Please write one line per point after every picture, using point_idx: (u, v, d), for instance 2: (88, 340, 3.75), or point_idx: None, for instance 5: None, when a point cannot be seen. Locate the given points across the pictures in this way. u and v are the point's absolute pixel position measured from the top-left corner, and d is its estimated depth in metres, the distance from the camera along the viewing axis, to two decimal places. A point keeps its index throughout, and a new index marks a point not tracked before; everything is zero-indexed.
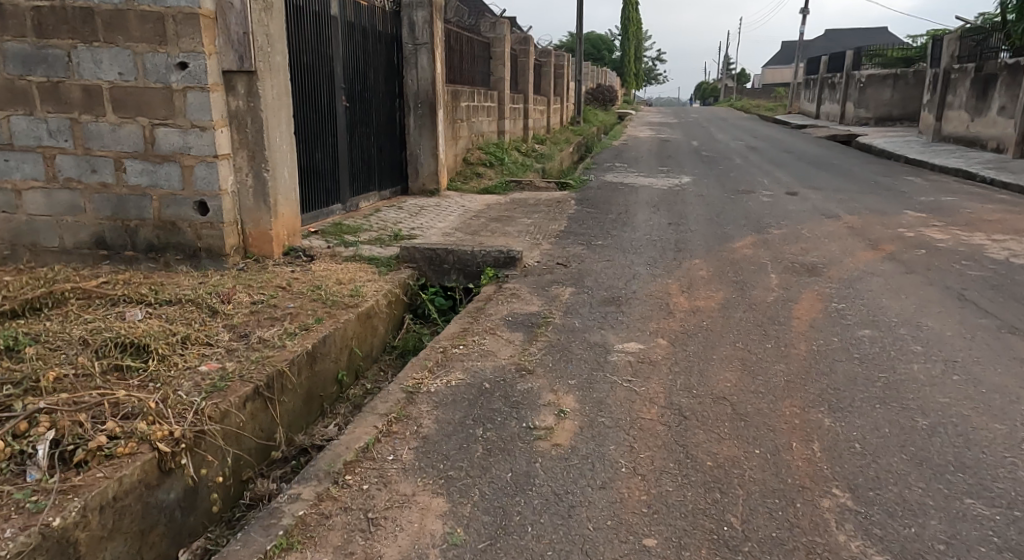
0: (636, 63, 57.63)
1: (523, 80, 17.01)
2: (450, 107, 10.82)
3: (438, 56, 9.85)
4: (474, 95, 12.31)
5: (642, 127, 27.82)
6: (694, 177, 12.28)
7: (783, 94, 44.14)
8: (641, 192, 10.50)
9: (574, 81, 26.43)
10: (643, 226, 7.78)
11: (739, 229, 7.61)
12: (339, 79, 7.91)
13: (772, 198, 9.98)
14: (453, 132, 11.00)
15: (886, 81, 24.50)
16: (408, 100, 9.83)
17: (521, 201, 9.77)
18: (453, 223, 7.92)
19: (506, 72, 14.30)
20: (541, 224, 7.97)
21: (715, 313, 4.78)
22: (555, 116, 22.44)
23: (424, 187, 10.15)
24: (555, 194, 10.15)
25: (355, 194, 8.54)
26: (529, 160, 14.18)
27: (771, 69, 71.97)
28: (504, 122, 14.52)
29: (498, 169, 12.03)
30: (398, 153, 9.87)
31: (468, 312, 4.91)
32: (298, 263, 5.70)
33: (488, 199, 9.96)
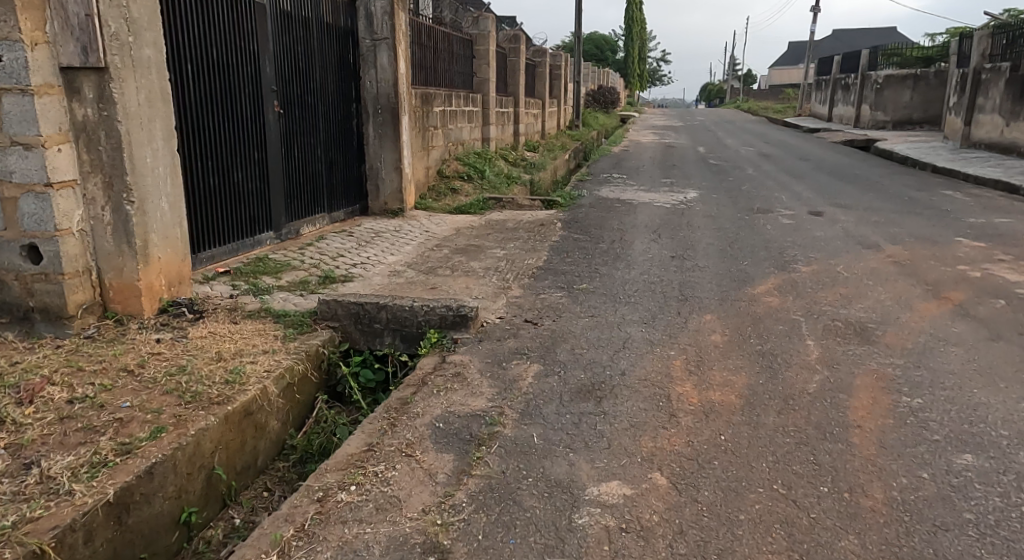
0: (640, 63, 56.14)
1: (513, 82, 15.61)
2: (419, 114, 9.42)
3: (402, 53, 8.46)
4: (451, 99, 10.91)
5: (644, 131, 26.41)
6: (700, 192, 10.85)
7: (792, 95, 42.63)
8: (640, 212, 9.05)
9: (573, 82, 24.99)
10: (640, 261, 6.36)
11: (758, 266, 6.18)
12: (269, 81, 6.52)
13: (793, 219, 8.55)
14: (423, 142, 9.60)
15: (905, 82, 23.02)
16: (366, 105, 8.45)
17: (499, 224, 8.34)
18: (406, 257, 6.49)
19: (491, 73, 12.90)
20: (516, 258, 6.55)
21: (736, 416, 3.36)
22: (552, 120, 21.01)
23: (386, 207, 8.76)
24: (539, 216, 8.72)
25: (294, 219, 7.16)
26: (516, 171, 12.76)
27: (778, 69, 70.40)
28: (489, 129, 13.12)
29: (478, 183, 10.61)
30: (354, 167, 8.47)
31: (384, 411, 3.46)
32: (175, 325, 4.24)
33: (461, 221, 8.53)
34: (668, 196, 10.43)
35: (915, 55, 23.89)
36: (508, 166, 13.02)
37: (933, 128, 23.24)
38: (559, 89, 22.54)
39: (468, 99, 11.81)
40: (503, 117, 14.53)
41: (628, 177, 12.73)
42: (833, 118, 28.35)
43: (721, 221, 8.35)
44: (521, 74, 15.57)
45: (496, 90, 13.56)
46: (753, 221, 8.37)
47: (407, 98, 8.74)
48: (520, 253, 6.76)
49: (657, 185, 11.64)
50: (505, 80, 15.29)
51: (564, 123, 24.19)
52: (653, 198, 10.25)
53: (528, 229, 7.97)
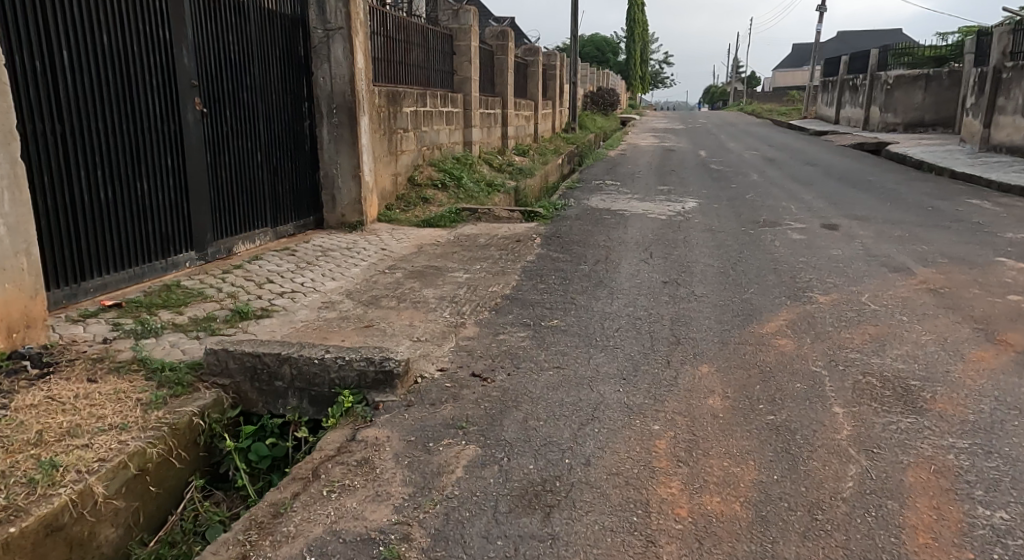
0: (642, 65, 55.13)
1: (500, 82, 14.66)
2: (383, 117, 8.46)
3: (361, 47, 7.51)
4: (425, 99, 9.94)
5: (645, 134, 25.45)
6: (699, 201, 9.85)
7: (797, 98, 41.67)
8: (631, 225, 8.04)
9: (569, 83, 24.04)
10: (625, 290, 5.36)
11: (765, 297, 5.18)
12: (189, 74, 5.57)
13: (805, 234, 7.55)
14: (388, 146, 8.63)
15: (917, 82, 22.00)
16: (319, 104, 7.49)
17: (469, 238, 7.33)
18: (348, 283, 5.48)
19: (474, 71, 11.96)
20: (480, 284, 5.54)
21: (742, 544, 2.36)
22: (546, 122, 20.05)
23: (344, 219, 7.77)
24: (517, 230, 7.71)
25: (226, 235, 6.19)
26: (500, 178, 11.77)
27: (782, 72, 69.37)
28: (471, 132, 12.15)
29: (453, 192, 9.60)
30: (306, 175, 7.50)
31: (241, 530, 2.46)
32: (6, 388, 3.24)
33: (428, 235, 7.53)
34: (663, 206, 9.41)
35: (927, 54, 22.86)
36: (492, 172, 12.02)
37: (946, 130, 22.19)
38: (554, 90, 21.59)
39: (444, 99, 10.82)
40: (489, 119, 13.56)
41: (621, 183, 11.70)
42: (841, 121, 27.33)
43: (723, 236, 7.35)
44: (510, 72, 14.63)
45: (479, 89, 12.60)
46: (759, 238, 7.37)
47: (368, 96, 7.78)
48: (486, 278, 5.76)
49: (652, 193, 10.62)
50: (491, 79, 14.33)
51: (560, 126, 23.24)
52: (647, 208, 9.23)
53: (500, 246, 6.98)
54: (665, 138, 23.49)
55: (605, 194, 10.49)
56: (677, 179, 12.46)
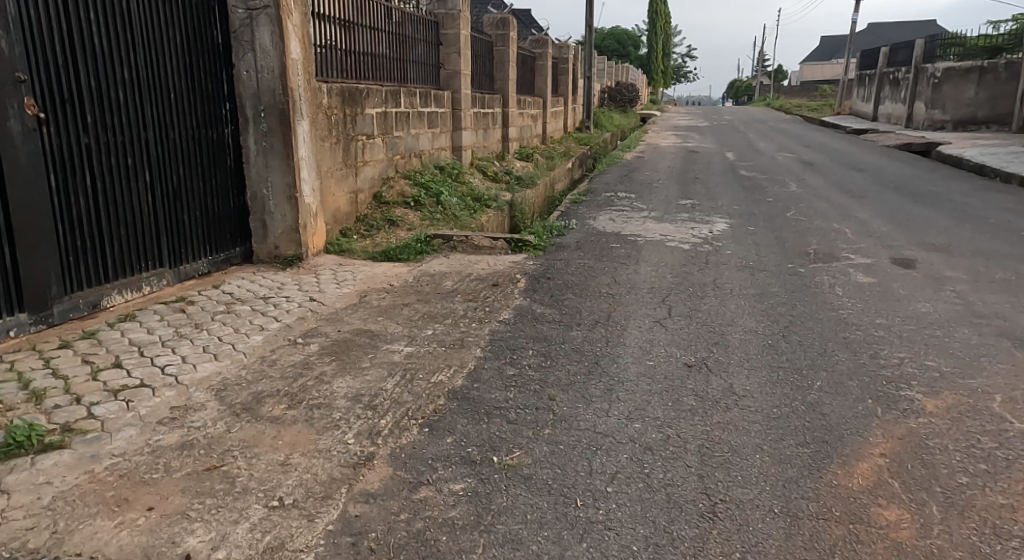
0: (665, 59, 53.09)
1: (500, 77, 12.97)
2: (334, 121, 6.81)
3: (296, 32, 5.88)
4: (396, 98, 8.29)
5: (666, 133, 23.68)
6: (729, 222, 8.12)
7: (827, 94, 39.54)
8: (644, 260, 6.35)
9: (583, 77, 22.26)
10: (628, 383, 3.69)
11: (838, 401, 3.48)
12: (10, 65, 3.97)
13: (872, 275, 5.81)
14: (341, 158, 6.99)
15: (968, 76, 19.95)
16: (243, 106, 5.85)
17: (432, 282, 5.69)
18: (235, 363, 3.86)
19: (464, 64, 10.31)
20: (426, 369, 3.90)
21: None
22: (557, 122, 18.35)
23: (277, 252, 6.12)
24: (496, 270, 6.06)
25: (88, 285, 4.55)
26: (493, 191, 10.12)
27: (810, 66, 66.85)
28: (461, 136, 10.50)
29: (430, 211, 7.96)
30: (223, 197, 5.86)
31: None
32: None
33: (381, 275, 5.90)
34: (683, 230, 7.70)
35: (981, 44, 20.70)
36: (484, 183, 10.36)
37: (1001, 128, 20.11)
38: (566, 86, 19.90)
39: (424, 97, 9.17)
40: (484, 120, 11.90)
41: (634, 196, 9.97)
42: (879, 118, 25.30)
43: (763, 281, 5.64)
44: (511, 66, 12.96)
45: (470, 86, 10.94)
46: (810, 282, 5.64)
47: (308, 95, 6.13)
48: (434, 355, 4.11)
49: (671, 210, 8.90)
50: (490, 74, 12.67)
51: (573, 124, 21.54)
52: (663, 233, 7.55)
53: (469, 295, 5.33)
54: (688, 138, 21.67)
55: (614, 212, 8.79)
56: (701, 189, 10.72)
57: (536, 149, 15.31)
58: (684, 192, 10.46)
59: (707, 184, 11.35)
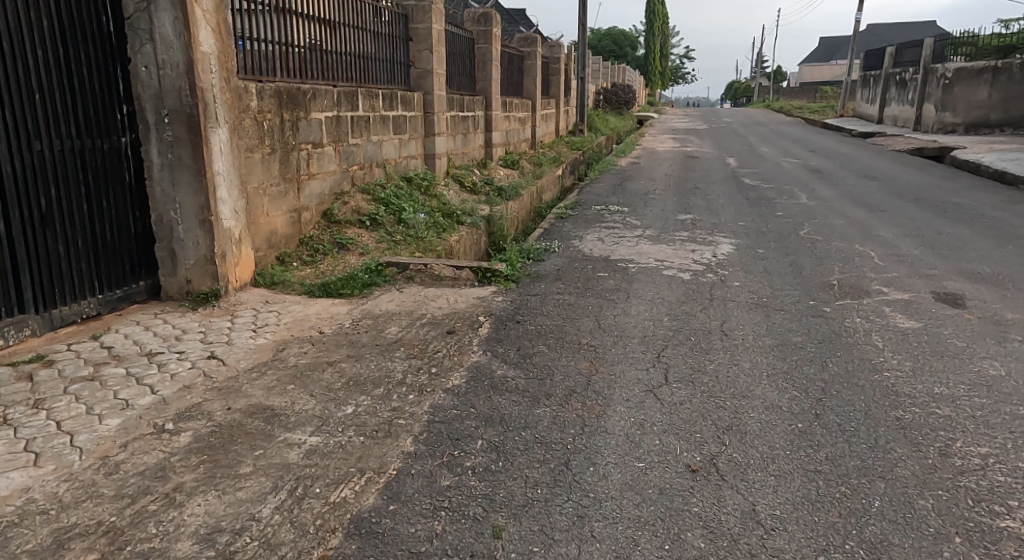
0: (663, 60, 52.05)
1: (482, 77, 11.92)
2: (267, 127, 5.75)
3: (208, 19, 4.81)
4: (351, 100, 7.23)
5: (663, 137, 22.71)
6: (733, 243, 7.10)
7: (829, 95, 38.54)
8: (636, 296, 5.28)
9: (577, 77, 21.21)
10: (609, 505, 2.63)
11: (904, 545, 2.41)
12: None
13: (914, 318, 4.75)
14: (276, 171, 5.92)
15: (981, 77, 18.92)
16: (142, 110, 4.77)
17: (372, 329, 4.61)
18: (58, 471, 2.77)
19: (437, 62, 9.25)
20: (335, 473, 2.84)
21: None
22: (547, 125, 17.34)
23: (189, 287, 5.04)
24: (454, 312, 4.99)
25: None
26: (469, 204, 9.07)
27: (809, 68, 65.86)
28: (434, 143, 9.44)
29: (389, 231, 6.90)
30: (118, 221, 4.80)
31: None
32: None
33: (313, 318, 4.82)
34: (681, 255, 6.63)
35: (992, 44, 19.87)
36: (460, 196, 9.29)
37: (1016, 132, 19.06)
38: (557, 88, 18.84)
39: (388, 99, 8.10)
40: (463, 125, 10.84)
41: (627, 210, 8.92)
42: (884, 120, 24.27)
43: (780, 328, 4.57)
44: (494, 65, 11.90)
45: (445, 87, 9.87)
46: (838, 328, 4.58)
47: (228, 96, 5.07)
48: (347, 450, 3.03)
49: (669, 228, 7.84)
50: (471, 74, 11.61)
51: (566, 128, 20.49)
52: (659, 259, 6.48)
53: (415, 348, 4.26)
54: (687, 141, 20.64)
55: (603, 231, 7.73)
56: (701, 201, 9.65)
57: (523, 155, 14.25)
58: (683, 205, 9.40)
59: (709, 195, 10.29)
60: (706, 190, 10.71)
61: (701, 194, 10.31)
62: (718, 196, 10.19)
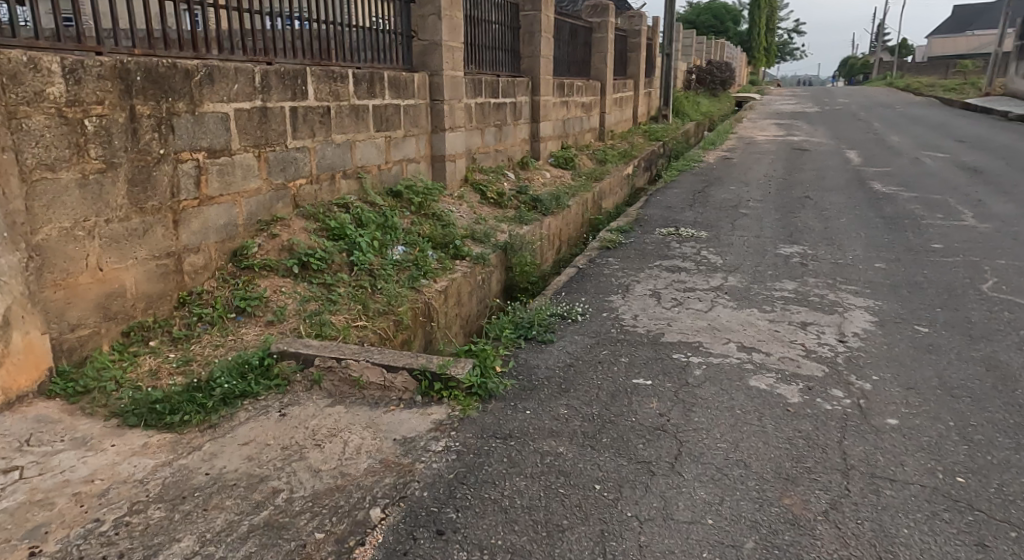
0: (770, 35, 47.43)
1: (528, 54, 9.45)
2: (93, 128, 3.57)
3: None
4: (285, 84, 4.98)
5: (766, 123, 19.47)
6: (867, 311, 4.41)
7: (968, 70, 33.40)
8: (691, 458, 2.77)
9: (663, 54, 18.34)
10: None
11: None
12: None
13: None
14: (118, 197, 3.74)
15: None
16: None
17: (142, 545, 2.33)
18: None
19: (447, 31, 6.88)
20: None
21: None
22: (620, 112, 14.71)
23: None
24: (334, 487, 2.63)
25: None
26: (484, 225, 6.72)
27: (940, 39, 58.89)
28: (442, 140, 7.11)
29: (329, 282, 4.61)
30: None
31: None
32: None
33: (64, 495, 2.55)
34: (781, 337, 4.02)
35: None
36: (474, 213, 6.93)
37: None
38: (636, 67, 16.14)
39: (359, 82, 5.81)
40: (494, 114, 8.43)
41: (699, 238, 6.33)
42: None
43: None
44: (543, 37, 9.40)
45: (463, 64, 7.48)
46: None
47: None
48: None
49: (763, 275, 5.20)
50: (510, 50, 9.17)
51: (647, 113, 17.70)
52: (744, 346, 3.91)
53: None
54: (794, 129, 17.39)
55: (661, 278, 5.20)
56: (812, 221, 6.90)
57: (584, 149, 11.73)
58: (786, 227, 6.68)
59: (825, 209, 7.47)
60: (818, 202, 7.87)
61: (811, 209, 7.52)
62: (839, 211, 7.35)
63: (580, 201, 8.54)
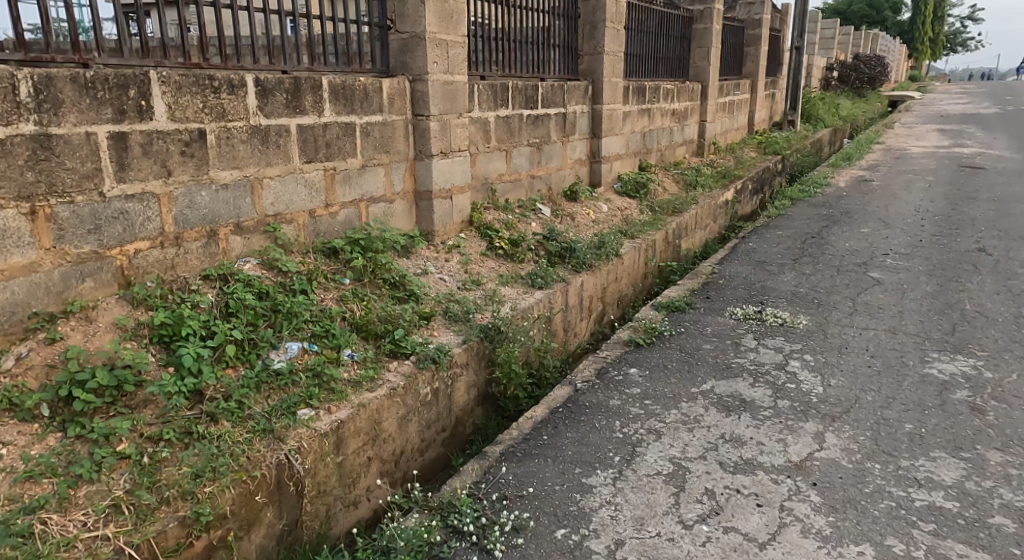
0: (937, 23, 41.74)
1: (589, 51, 7.51)
2: None
3: None
4: (95, 96, 3.11)
5: (925, 128, 16.08)
6: None
7: None
8: None
9: (794, 47, 15.54)
10: None
11: None
12: None
13: None
14: None
15: None
16: None
17: None
18: None
19: (437, 17, 4.86)
20: None
21: None
22: (725, 120, 12.33)
23: None
24: None
25: None
26: (475, 293, 4.79)
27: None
28: (426, 170, 5.08)
29: (100, 436, 2.63)
30: None
31: None
32: None
33: None
34: None
35: None
36: (465, 272, 4.99)
37: None
38: (754, 66, 13.62)
39: (268, 93, 3.92)
40: (527, 131, 6.53)
41: (789, 336, 4.06)
42: None
43: None
44: (610, 29, 7.42)
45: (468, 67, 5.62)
46: None
47: None
48: None
49: (888, 442, 2.90)
50: (561, 46, 7.26)
51: (768, 118, 15.04)
52: None
53: None
54: (963, 136, 14.03)
55: (700, 434, 3.02)
56: (986, 306, 4.41)
57: (666, 170, 9.54)
58: (940, 317, 4.25)
59: (1011, 280, 4.89)
60: (998, 267, 5.28)
61: (986, 278, 4.98)
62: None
63: (634, 249, 6.40)
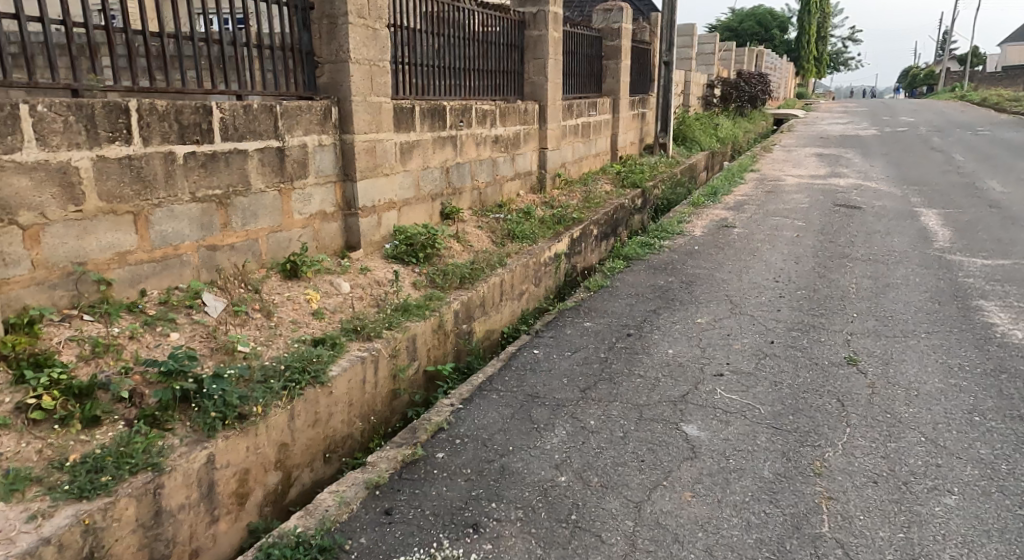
0: (820, 43, 42.23)
1: (328, 57, 5.21)
2: None
3: None
4: None
5: (805, 152, 14.80)
6: None
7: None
8: None
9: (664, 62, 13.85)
10: None
11: None
12: None
13: None
14: None
15: None
16: None
17: None
18: None
19: None
20: None
21: None
22: (575, 148, 10.39)
23: None
24: None
25: None
26: None
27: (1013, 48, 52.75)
28: None
29: None
30: None
31: None
32: None
33: None
34: None
35: None
36: None
37: None
38: (614, 83, 11.78)
39: None
40: (189, 178, 4.08)
41: None
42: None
43: None
44: (355, 28, 5.14)
45: None
46: None
47: None
48: None
49: None
50: (277, 48, 4.87)
51: (635, 142, 13.28)
52: None
53: None
54: (842, 164, 12.71)
55: None
56: (850, 557, 2.49)
57: (476, 220, 7.43)
58: None
59: (890, 468, 3.00)
60: (867, 419, 3.43)
61: (849, 455, 3.10)
62: (922, 483, 2.90)
63: (358, 363, 4.08)
